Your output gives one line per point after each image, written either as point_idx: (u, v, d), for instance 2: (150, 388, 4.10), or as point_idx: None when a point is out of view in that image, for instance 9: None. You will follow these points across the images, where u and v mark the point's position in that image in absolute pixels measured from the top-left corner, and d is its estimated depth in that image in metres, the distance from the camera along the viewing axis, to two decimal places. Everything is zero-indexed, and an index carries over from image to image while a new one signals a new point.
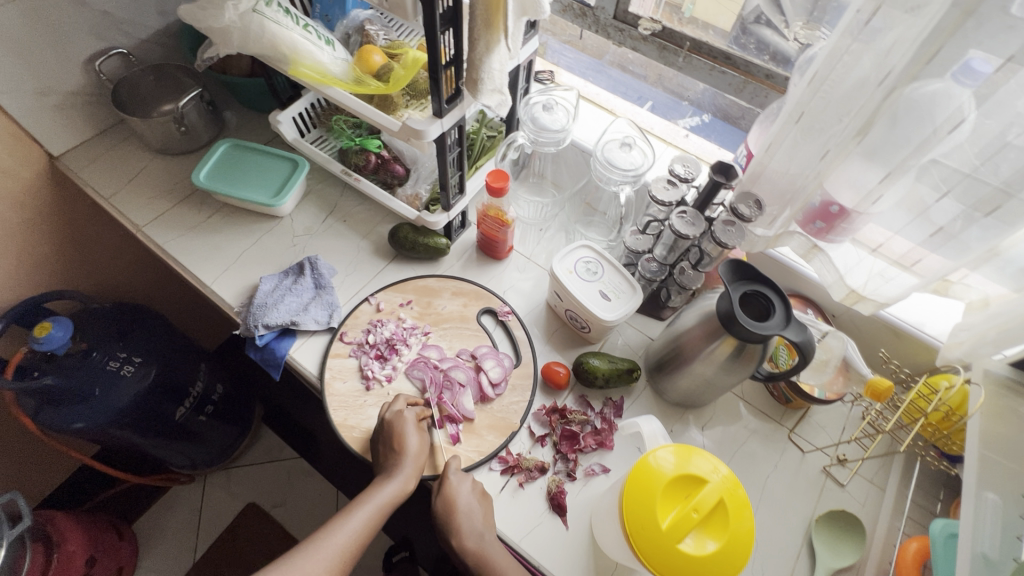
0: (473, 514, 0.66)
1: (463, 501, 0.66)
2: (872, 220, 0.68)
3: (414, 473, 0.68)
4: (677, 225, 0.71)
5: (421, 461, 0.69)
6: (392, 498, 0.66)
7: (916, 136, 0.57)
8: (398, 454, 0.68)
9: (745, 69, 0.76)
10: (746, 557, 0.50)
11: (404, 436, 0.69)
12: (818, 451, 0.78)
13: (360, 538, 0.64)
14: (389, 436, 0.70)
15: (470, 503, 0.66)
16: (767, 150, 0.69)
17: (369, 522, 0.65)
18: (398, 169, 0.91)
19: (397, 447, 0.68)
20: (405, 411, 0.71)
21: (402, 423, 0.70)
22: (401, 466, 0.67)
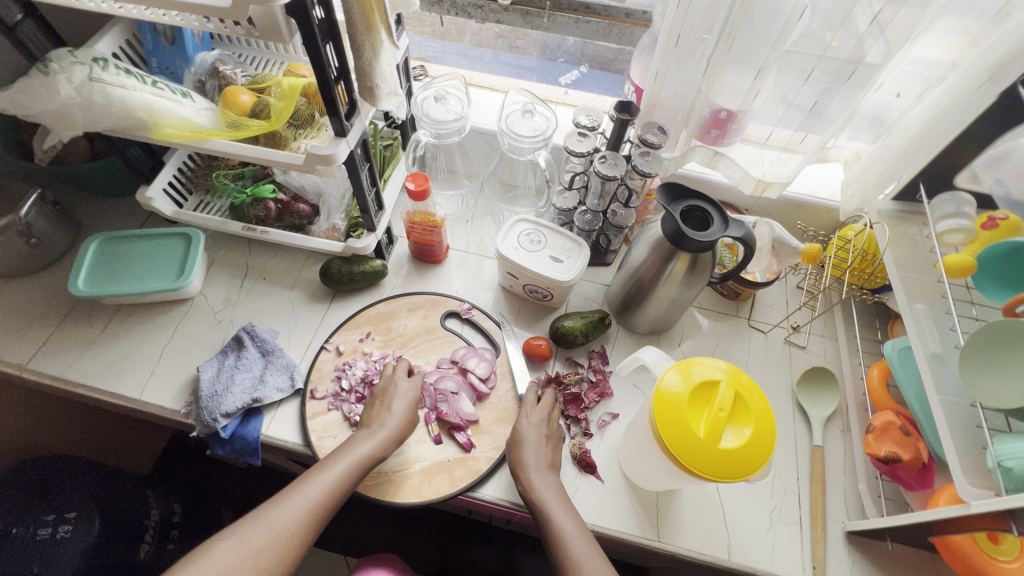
0: (534, 449, 0.68)
1: (528, 436, 0.69)
2: (754, 118, 0.76)
3: (393, 434, 0.66)
4: (601, 170, 0.75)
5: (403, 427, 0.68)
6: (369, 454, 0.64)
7: (773, 31, 0.65)
8: (386, 413, 0.68)
9: (607, 14, 0.80)
10: (775, 430, 0.55)
11: (394, 399, 0.70)
12: (774, 327, 0.88)
13: (333, 492, 0.59)
14: (374, 400, 0.71)
15: (535, 441, 0.68)
16: (655, 81, 0.74)
17: (344, 477, 0.61)
18: (303, 208, 0.85)
19: (386, 407, 0.69)
20: (392, 377, 0.73)
21: (396, 390, 0.71)
22: (381, 425, 0.67)
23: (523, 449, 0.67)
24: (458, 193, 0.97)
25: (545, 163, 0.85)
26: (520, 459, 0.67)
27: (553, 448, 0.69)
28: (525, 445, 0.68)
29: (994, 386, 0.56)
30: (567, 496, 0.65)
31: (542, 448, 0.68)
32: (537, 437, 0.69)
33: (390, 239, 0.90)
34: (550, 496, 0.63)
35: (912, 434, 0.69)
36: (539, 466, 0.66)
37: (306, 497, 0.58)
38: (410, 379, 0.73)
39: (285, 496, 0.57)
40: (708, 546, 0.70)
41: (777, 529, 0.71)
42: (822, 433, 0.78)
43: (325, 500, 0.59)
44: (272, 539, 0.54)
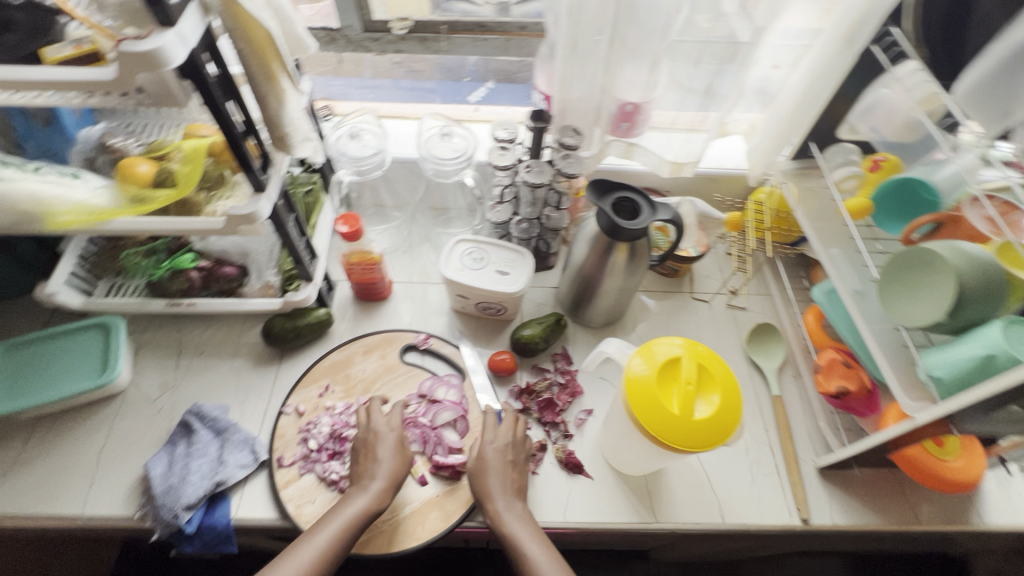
0: (498, 483, 0.66)
1: (491, 461, 0.67)
2: (657, 106, 0.82)
3: (386, 486, 0.64)
4: (528, 179, 0.77)
5: (394, 476, 0.66)
6: (362, 513, 0.62)
7: (658, 26, 0.70)
8: (374, 464, 0.66)
9: (502, 29, 0.83)
10: (740, 396, 0.58)
11: (381, 448, 0.68)
12: (714, 294, 0.93)
13: (326, 557, 0.57)
14: (360, 452, 0.68)
15: (499, 469, 0.67)
16: (561, 87, 0.77)
17: (337, 540, 0.59)
18: (230, 271, 0.80)
19: (373, 458, 0.67)
20: (373, 423, 0.70)
21: (379, 436, 0.69)
22: (373, 480, 0.65)
23: (487, 478, 0.66)
24: (391, 225, 0.96)
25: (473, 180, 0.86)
26: (485, 490, 0.65)
27: (519, 473, 0.68)
28: (489, 473, 0.66)
29: (910, 306, 0.63)
30: (535, 525, 0.64)
31: (508, 475, 0.67)
32: (500, 463, 0.68)
33: (330, 285, 0.87)
34: (518, 527, 0.62)
35: (854, 366, 0.75)
36: (505, 495, 0.65)
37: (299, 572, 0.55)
38: (391, 418, 0.71)
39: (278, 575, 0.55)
40: (702, 516, 0.72)
41: (759, 482, 0.75)
42: (778, 383, 0.83)
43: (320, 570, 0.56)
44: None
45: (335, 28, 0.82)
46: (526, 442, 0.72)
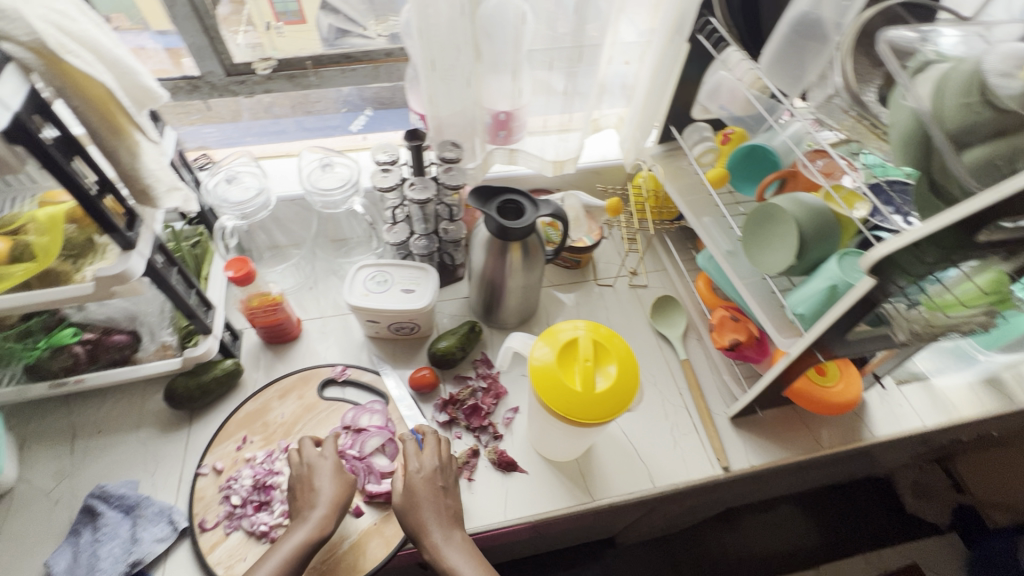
0: (432, 515, 0.65)
1: (421, 492, 0.66)
2: (528, 112, 0.87)
3: (327, 513, 0.63)
4: (414, 197, 0.79)
5: (336, 501, 0.65)
6: (300, 546, 0.61)
7: (509, 38, 0.75)
8: (312, 494, 0.65)
9: (369, 58, 0.85)
10: (638, 368, 0.62)
11: (317, 477, 0.66)
12: (616, 278, 0.99)
13: None
14: (300, 485, 0.67)
15: (431, 498, 0.66)
16: (431, 105, 0.79)
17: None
18: (120, 338, 0.75)
19: (310, 489, 0.66)
20: (307, 454, 0.69)
21: (311, 467, 0.68)
22: (313, 510, 0.64)
23: (421, 511, 0.64)
24: (293, 263, 0.95)
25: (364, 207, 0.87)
26: (420, 524, 0.64)
27: (452, 499, 0.68)
28: (421, 505, 0.65)
29: (769, 255, 0.70)
30: (475, 551, 0.64)
31: (441, 503, 0.66)
32: (433, 493, 0.66)
33: (234, 333, 0.84)
34: (458, 558, 0.62)
35: (742, 319, 0.82)
36: (442, 526, 0.64)
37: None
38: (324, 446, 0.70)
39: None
40: (634, 487, 0.76)
41: (681, 442, 0.81)
42: (684, 348, 0.90)
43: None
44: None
45: (196, 76, 0.81)
46: (453, 463, 0.71)
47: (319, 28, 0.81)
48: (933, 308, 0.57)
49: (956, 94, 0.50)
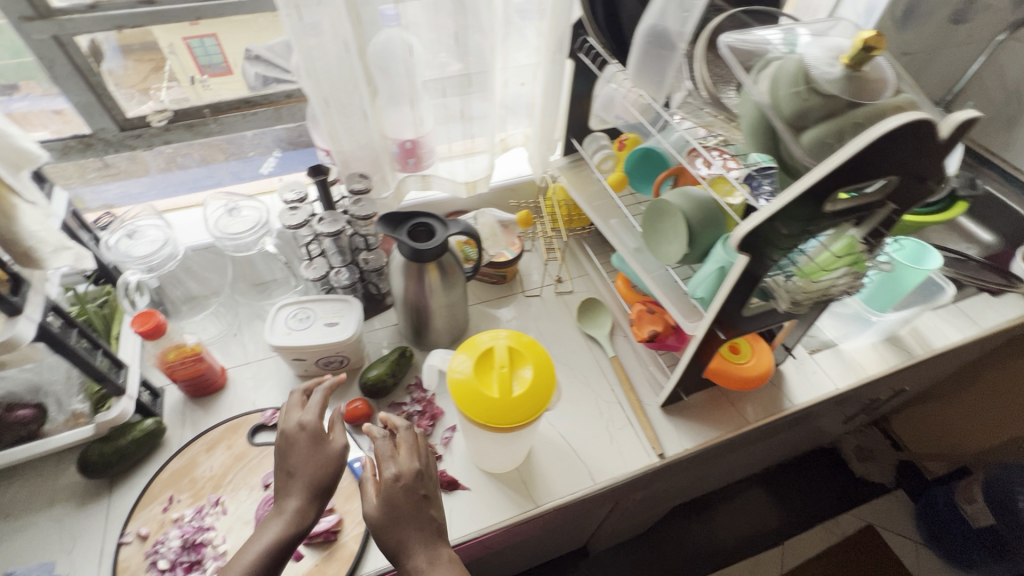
0: (414, 532, 0.54)
1: (402, 500, 0.55)
2: (434, 138, 0.90)
3: (299, 506, 0.56)
4: (325, 231, 0.80)
5: (311, 487, 0.57)
6: (266, 548, 0.53)
7: (402, 69, 0.78)
8: (288, 479, 0.58)
9: (269, 101, 0.87)
10: (555, 373, 0.64)
11: (295, 456, 0.59)
12: (543, 287, 1.03)
13: None
14: (282, 460, 0.60)
15: (412, 507, 0.55)
16: (334, 140, 0.81)
17: None
18: (25, 413, 0.70)
19: (286, 472, 0.59)
20: (288, 424, 0.62)
21: (289, 449, 0.60)
22: (290, 495, 0.57)
23: (401, 529, 0.54)
24: (212, 312, 0.93)
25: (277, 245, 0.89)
26: (400, 543, 0.53)
27: (435, 509, 0.57)
28: (401, 522, 0.54)
29: (666, 246, 0.75)
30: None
31: (424, 515, 0.56)
32: (415, 508, 0.56)
33: (153, 391, 0.81)
34: None
35: (658, 311, 0.87)
36: (425, 545, 0.54)
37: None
38: (307, 413, 0.62)
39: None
40: (575, 486, 0.78)
41: (617, 436, 0.83)
42: (612, 345, 0.94)
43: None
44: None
45: (87, 134, 0.80)
46: (430, 466, 0.61)
47: (247, 76, 0.84)
48: (806, 277, 0.62)
49: (787, 84, 0.57)
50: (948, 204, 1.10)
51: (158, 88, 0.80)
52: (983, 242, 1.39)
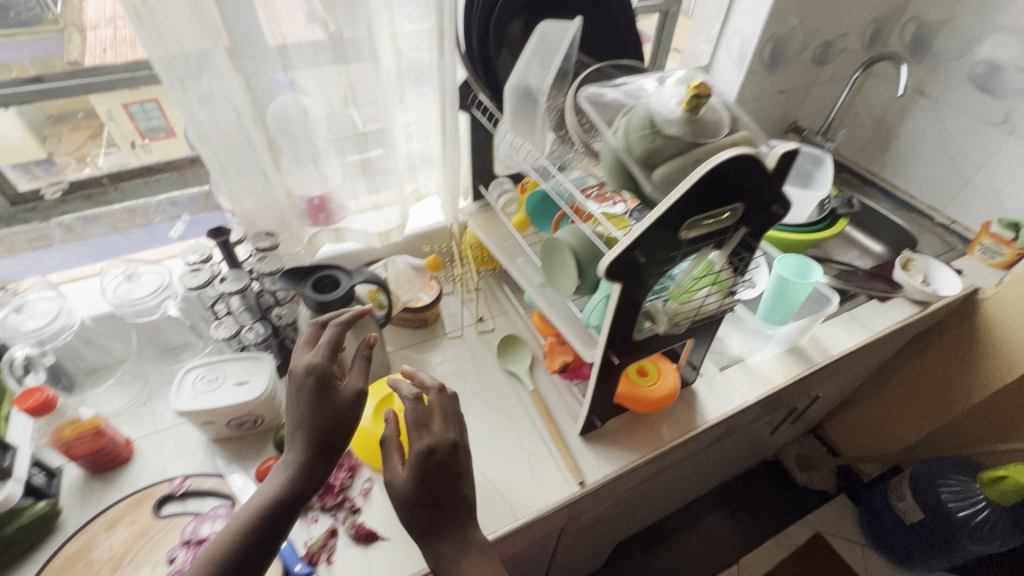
0: (447, 516, 0.62)
1: (432, 478, 0.61)
2: (342, 193, 0.93)
3: (313, 455, 0.63)
4: (228, 290, 0.80)
5: (322, 437, 0.63)
6: (281, 487, 0.61)
7: (300, 130, 0.82)
8: (299, 428, 0.63)
9: (172, 167, 0.95)
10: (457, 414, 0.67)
11: (304, 404, 0.64)
12: (464, 327, 1.06)
13: (252, 536, 0.58)
14: (294, 399, 0.64)
15: (441, 487, 0.61)
16: (235, 202, 0.83)
17: (264, 519, 0.59)
18: None
19: (296, 418, 0.64)
20: (298, 368, 0.65)
21: (298, 395, 0.64)
22: (304, 441, 0.63)
23: (434, 508, 0.61)
24: (115, 381, 0.89)
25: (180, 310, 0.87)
26: (428, 521, 0.61)
27: (463, 484, 0.64)
28: (432, 500, 0.61)
29: (562, 279, 0.79)
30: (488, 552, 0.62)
31: (451, 489, 0.62)
32: (449, 485, 0.62)
33: (48, 472, 0.77)
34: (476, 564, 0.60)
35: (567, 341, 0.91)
36: (453, 526, 0.62)
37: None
38: (315, 355, 0.66)
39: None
40: (497, 524, 0.78)
41: (538, 468, 0.85)
42: (532, 378, 0.97)
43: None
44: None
45: None
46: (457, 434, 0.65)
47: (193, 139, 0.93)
48: (677, 300, 0.70)
49: (636, 128, 0.63)
50: (828, 223, 1.24)
51: (96, 153, 0.89)
52: (875, 252, 1.52)
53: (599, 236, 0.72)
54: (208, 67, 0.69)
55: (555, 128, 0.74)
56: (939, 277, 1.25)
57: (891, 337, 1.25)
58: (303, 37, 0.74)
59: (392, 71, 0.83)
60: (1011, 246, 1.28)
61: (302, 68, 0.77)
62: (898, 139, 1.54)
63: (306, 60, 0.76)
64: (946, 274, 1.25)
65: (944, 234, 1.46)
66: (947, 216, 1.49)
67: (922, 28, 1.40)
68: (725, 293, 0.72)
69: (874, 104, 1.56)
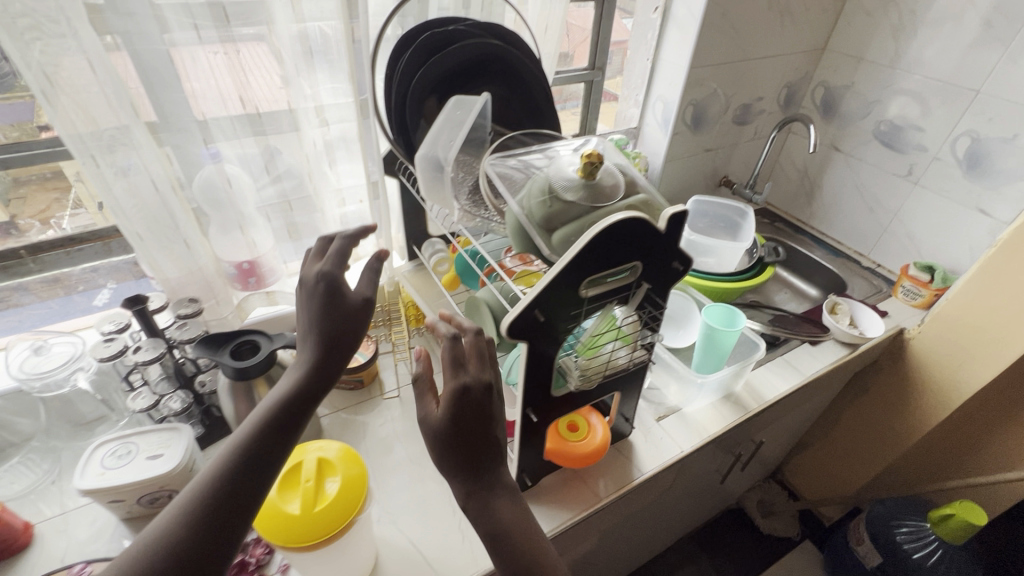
0: (478, 451, 0.57)
1: (466, 409, 0.56)
2: (272, 257, 0.96)
3: (322, 362, 0.61)
4: (140, 360, 0.78)
5: (336, 342, 0.62)
6: (290, 392, 0.58)
7: (225, 199, 0.85)
8: (310, 333, 0.62)
9: (97, 237, 0.95)
10: (366, 483, 0.66)
11: (316, 312, 0.63)
12: (402, 387, 1.06)
13: (264, 440, 0.54)
14: (304, 310, 0.64)
15: (474, 421, 0.56)
16: (156, 270, 0.83)
17: (277, 423, 0.56)
18: None
19: (306, 328, 0.63)
20: (308, 270, 0.65)
21: (309, 298, 0.63)
22: (315, 349, 0.61)
23: (466, 444, 0.56)
24: (19, 460, 0.84)
25: (94, 385, 0.86)
26: (460, 458, 0.56)
27: (496, 422, 0.58)
28: (468, 432, 0.56)
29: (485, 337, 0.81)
30: (516, 494, 0.59)
31: (482, 424, 0.57)
32: (484, 423, 0.57)
33: None
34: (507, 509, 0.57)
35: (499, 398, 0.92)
36: (483, 463, 0.57)
37: (208, 495, 0.49)
38: (325, 263, 0.66)
39: (174, 508, 0.48)
40: None
41: (470, 533, 0.82)
42: None
43: (234, 484, 0.50)
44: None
45: None
46: (490, 364, 0.60)
47: None
48: (586, 355, 0.71)
49: (536, 196, 0.67)
50: (755, 271, 1.28)
51: (60, 216, 0.91)
52: (811, 296, 1.58)
53: (506, 295, 0.77)
54: (128, 143, 0.72)
55: (468, 194, 0.77)
56: (864, 319, 1.31)
57: (827, 379, 1.29)
58: (221, 111, 0.79)
59: (310, 141, 0.89)
60: (929, 287, 1.35)
61: (224, 140, 0.82)
62: (821, 190, 1.64)
63: (226, 132, 0.81)
64: (872, 317, 1.30)
65: (871, 277, 1.54)
66: (872, 261, 1.57)
67: (830, 91, 1.54)
68: (632, 347, 0.75)
69: (797, 159, 1.68)
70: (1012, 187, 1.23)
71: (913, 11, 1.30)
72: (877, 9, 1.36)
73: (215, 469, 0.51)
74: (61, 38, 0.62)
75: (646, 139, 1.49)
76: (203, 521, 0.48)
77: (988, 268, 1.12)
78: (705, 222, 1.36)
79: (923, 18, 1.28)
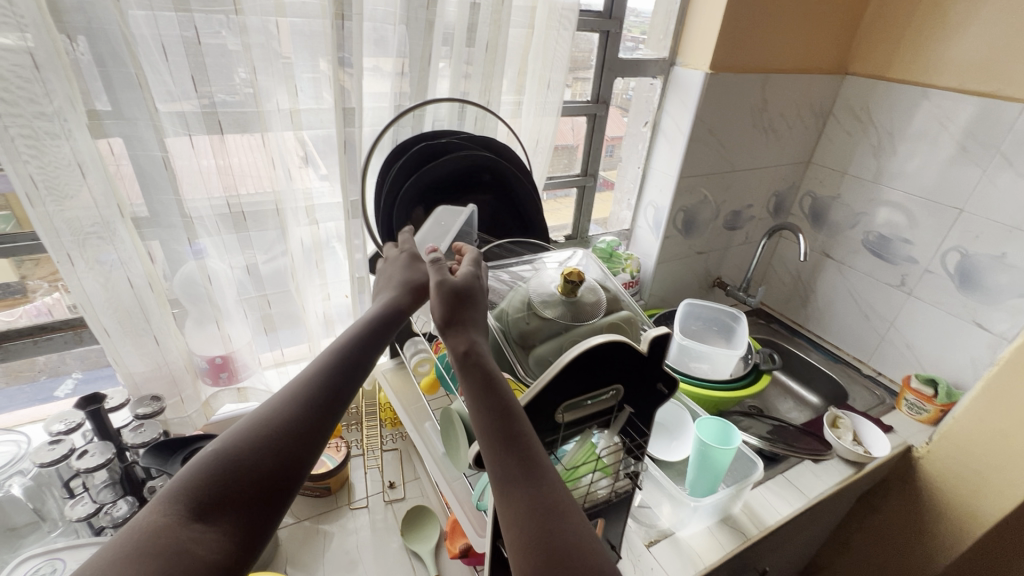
0: (475, 315, 0.64)
1: (474, 284, 0.66)
2: (245, 352, 0.95)
3: (400, 292, 0.68)
4: (84, 466, 0.73)
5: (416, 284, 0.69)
6: (376, 316, 0.65)
7: (204, 294, 0.87)
8: (386, 280, 0.70)
9: (69, 325, 0.96)
10: None
11: (393, 266, 0.72)
12: (370, 497, 0.98)
13: (350, 344, 0.61)
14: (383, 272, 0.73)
15: (474, 295, 0.66)
16: (120, 363, 0.83)
17: (362, 334, 0.62)
18: None
19: (386, 278, 0.71)
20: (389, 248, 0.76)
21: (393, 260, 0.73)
22: (392, 286, 0.69)
23: (470, 309, 0.64)
24: None
25: (28, 490, 0.81)
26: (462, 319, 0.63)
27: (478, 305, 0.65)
28: (469, 298, 0.65)
29: (458, 449, 0.75)
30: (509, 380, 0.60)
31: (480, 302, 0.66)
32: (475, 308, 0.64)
33: None
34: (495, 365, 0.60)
35: None
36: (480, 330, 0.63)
37: (307, 383, 0.55)
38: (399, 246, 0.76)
39: (288, 391, 0.55)
40: None
41: None
42: (436, 561, 0.87)
43: (331, 379, 0.57)
44: (250, 448, 0.49)
45: None
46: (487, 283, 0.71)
47: None
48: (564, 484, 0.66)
49: (515, 310, 0.66)
50: (753, 378, 1.24)
51: None
52: (812, 403, 1.52)
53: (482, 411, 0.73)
54: (109, 239, 0.75)
55: None
56: (869, 435, 1.24)
57: (834, 500, 1.19)
58: (200, 195, 0.80)
59: (293, 238, 0.90)
60: (933, 402, 1.29)
61: (208, 237, 0.84)
62: (815, 295, 1.64)
63: (210, 231, 0.83)
64: (875, 432, 1.23)
65: (872, 385, 1.48)
66: (872, 368, 1.53)
67: (817, 201, 1.58)
68: (614, 476, 0.70)
69: (789, 263, 1.69)
70: (1005, 302, 1.21)
71: (889, 132, 1.36)
72: (855, 130, 1.43)
73: (316, 365, 0.57)
74: (58, 145, 0.67)
75: (637, 241, 1.52)
76: (307, 406, 0.54)
77: (992, 386, 1.08)
78: (699, 324, 1.34)
79: (900, 138, 1.34)
